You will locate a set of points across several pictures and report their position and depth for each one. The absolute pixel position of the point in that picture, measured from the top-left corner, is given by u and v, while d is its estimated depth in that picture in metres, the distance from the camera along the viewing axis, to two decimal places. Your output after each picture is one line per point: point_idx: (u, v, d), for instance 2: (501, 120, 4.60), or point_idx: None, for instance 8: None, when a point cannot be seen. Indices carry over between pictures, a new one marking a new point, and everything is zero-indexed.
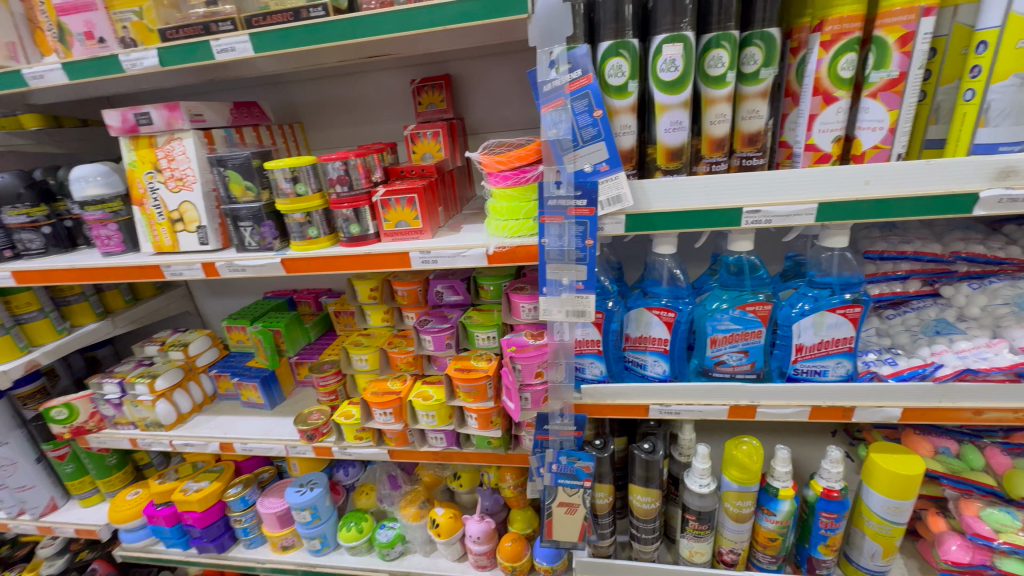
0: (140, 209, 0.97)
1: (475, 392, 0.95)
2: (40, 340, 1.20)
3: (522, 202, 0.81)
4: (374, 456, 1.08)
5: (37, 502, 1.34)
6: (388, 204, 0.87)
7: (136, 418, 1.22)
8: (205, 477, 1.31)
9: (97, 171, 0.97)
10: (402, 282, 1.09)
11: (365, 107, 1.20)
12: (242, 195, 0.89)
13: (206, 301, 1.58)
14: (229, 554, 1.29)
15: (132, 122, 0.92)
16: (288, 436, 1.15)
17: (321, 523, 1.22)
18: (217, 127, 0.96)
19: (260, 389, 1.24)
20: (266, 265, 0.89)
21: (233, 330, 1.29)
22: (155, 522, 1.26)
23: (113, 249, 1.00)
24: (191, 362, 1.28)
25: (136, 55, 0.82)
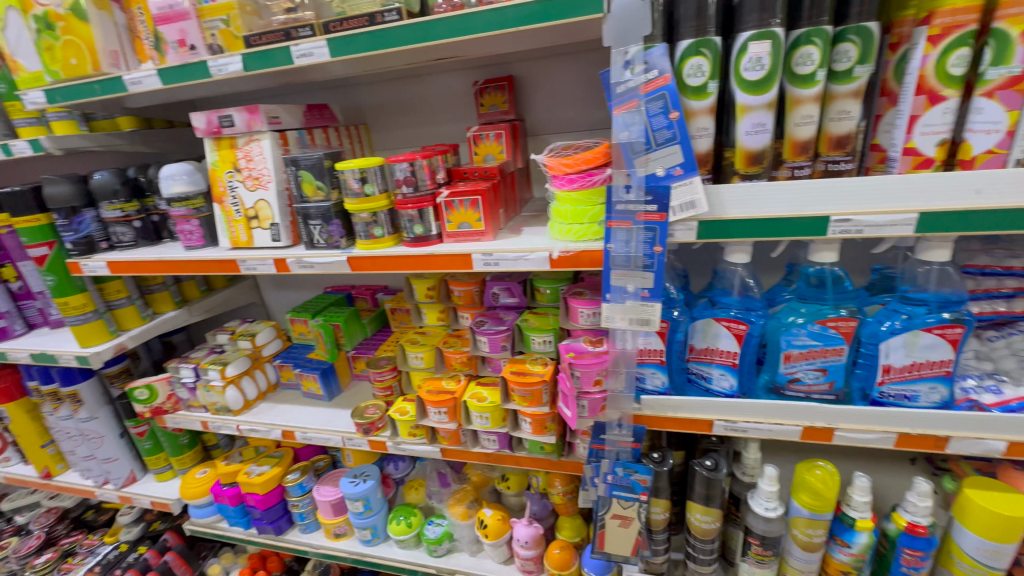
0: (219, 206, 1.03)
1: (531, 397, 0.95)
2: (128, 325, 1.30)
3: (588, 205, 0.79)
4: (427, 453, 1.09)
5: (119, 473, 1.46)
6: (452, 206, 0.87)
7: (206, 402, 1.30)
8: (267, 462, 1.37)
9: (182, 170, 1.04)
10: (459, 282, 1.10)
11: (428, 109, 1.22)
12: (313, 195, 0.93)
13: (271, 294, 1.66)
14: (285, 537, 1.34)
15: (216, 124, 0.97)
16: (345, 428, 1.18)
17: (373, 514, 1.25)
18: (292, 129, 1.00)
19: (320, 380, 1.29)
20: (333, 263, 0.92)
21: (297, 322, 1.36)
22: (221, 501, 1.34)
23: (194, 243, 1.07)
24: (257, 352, 1.35)
25: (222, 61, 0.87)
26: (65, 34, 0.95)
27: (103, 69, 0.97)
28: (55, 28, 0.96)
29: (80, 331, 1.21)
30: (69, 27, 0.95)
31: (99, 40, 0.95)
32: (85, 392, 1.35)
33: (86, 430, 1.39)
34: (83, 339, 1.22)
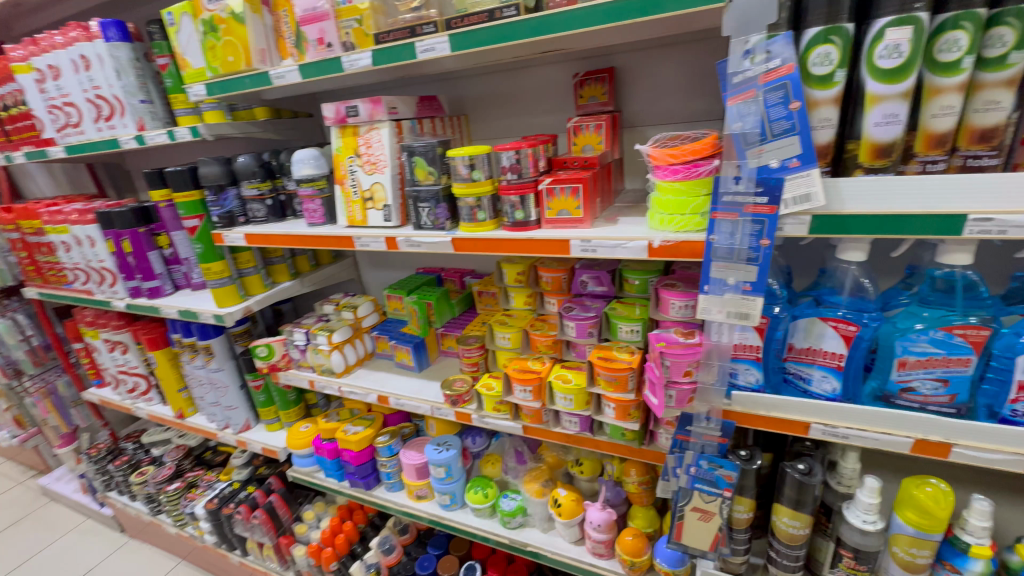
0: (340, 187, 1.14)
1: (617, 382, 0.96)
2: (253, 291, 1.48)
3: (690, 196, 0.79)
4: (510, 428, 1.15)
5: (237, 420, 1.68)
6: (553, 193, 0.91)
7: (314, 363, 1.45)
8: (360, 423, 1.51)
9: (310, 155, 1.17)
10: (548, 269, 1.14)
11: (527, 100, 1.26)
12: (424, 179, 1.01)
13: (368, 272, 1.80)
14: (372, 492, 1.48)
15: (343, 114, 1.08)
16: (433, 398, 1.27)
17: (453, 481, 1.33)
18: (406, 119, 1.09)
19: (412, 352, 1.39)
20: (438, 243, 1.00)
21: (393, 298, 1.47)
22: (320, 453, 1.50)
23: (317, 220, 1.20)
24: (358, 323, 1.48)
25: (354, 57, 0.97)
26: (225, 35, 1.10)
27: (254, 65, 1.12)
28: (217, 30, 1.11)
29: (218, 293, 1.40)
30: (229, 29, 1.10)
31: (252, 40, 1.10)
32: (216, 346, 1.56)
33: (215, 379, 1.62)
34: (220, 300, 1.42)
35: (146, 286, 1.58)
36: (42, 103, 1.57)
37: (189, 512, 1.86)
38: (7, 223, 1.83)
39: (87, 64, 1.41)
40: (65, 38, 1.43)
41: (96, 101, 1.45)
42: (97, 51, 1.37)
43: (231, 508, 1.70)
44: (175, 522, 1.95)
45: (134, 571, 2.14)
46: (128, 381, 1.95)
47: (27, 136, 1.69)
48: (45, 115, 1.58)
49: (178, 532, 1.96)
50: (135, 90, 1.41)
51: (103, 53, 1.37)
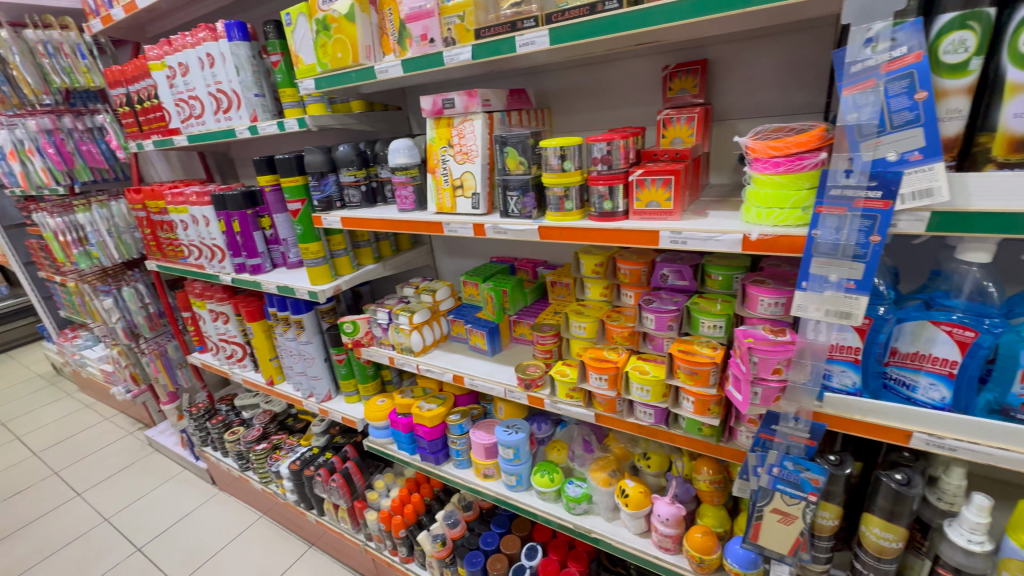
0: (433, 175, 1.21)
1: (697, 376, 0.96)
2: (343, 271, 1.60)
3: (791, 190, 0.77)
4: (581, 415, 1.18)
5: (321, 390, 1.82)
6: (643, 184, 0.92)
7: (395, 341, 1.54)
8: (433, 400, 1.59)
9: (405, 145, 1.23)
10: (627, 261, 1.15)
11: (613, 93, 1.27)
12: (515, 168, 1.05)
13: (443, 259, 1.89)
14: (442, 467, 1.56)
15: (439, 106, 1.15)
16: (507, 381, 1.32)
17: (520, 463, 1.38)
18: (498, 111, 1.13)
19: (486, 337, 1.44)
20: (525, 230, 1.04)
21: (469, 285, 1.55)
22: (396, 426, 1.60)
23: (408, 207, 1.27)
24: (436, 306, 1.56)
25: (455, 52, 1.02)
26: (336, 33, 1.20)
27: (361, 61, 1.20)
28: (329, 29, 1.21)
29: (313, 272, 1.53)
30: (341, 27, 1.19)
31: (360, 37, 1.19)
32: (307, 320, 1.71)
33: (304, 351, 1.76)
34: (314, 278, 1.54)
35: (250, 263, 1.75)
36: (171, 96, 1.77)
37: (274, 471, 2.04)
38: (136, 203, 2.08)
39: (211, 62, 1.57)
40: (193, 39, 1.60)
41: (217, 95, 1.61)
42: (220, 49, 1.53)
43: (311, 470, 1.86)
44: (261, 479, 2.14)
45: (223, 520, 2.38)
46: (227, 348, 2.15)
47: (157, 126, 1.92)
48: (173, 108, 1.78)
49: (262, 488, 2.16)
50: (251, 85, 1.56)
51: (225, 51, 1.52)
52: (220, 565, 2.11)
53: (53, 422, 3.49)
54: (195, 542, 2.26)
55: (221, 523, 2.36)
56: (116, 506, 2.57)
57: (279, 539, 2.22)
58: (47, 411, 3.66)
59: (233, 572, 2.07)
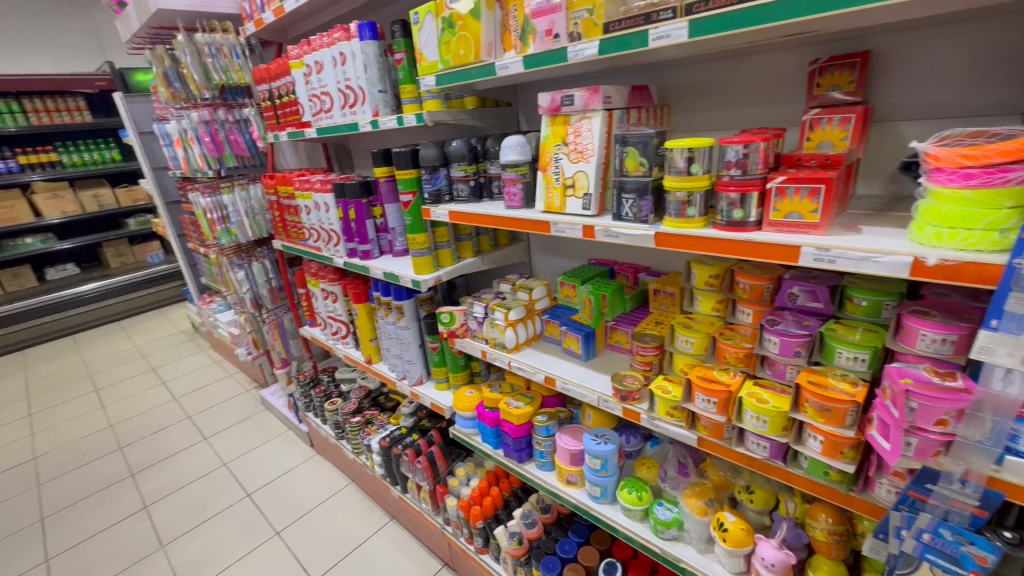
0: (542, 173, 1.20)
1: (830, 414, 0.84)
2: (444, 263, 1.65)
3: (986, 208, 0.63)
4: (682, 437, 1.09)
5: (413, 374, 1.91)
6: (784, 193, 0.82)
7: (488, 335, 1.56)
8: (521, 399, 1.59)
9: (518, 141, 1.24)
10: (748, 275, 1.04)
11: (745, 90, 1.16)
12: (634, 170, 0.99)
13: (538, 257, 1.88)
14: (524, 466, 1.55)
15: (557, 103, 1.12)
16: (601, 389, 1.28)
17: (607, 475, 1.33)
18: (618, 109, 1.08)
19: (581, 341, 1.40)
20: (639, 236, 0.98)
21: (566, 286, 1.52)
22: (482, 419, 1.62)
23: (515, 204, 1.27)
24: (531, 304, 1.55)
25: (581, 46, 0.99)
26: (461, 30, 1.22)
27: (482, 57, 1.22)
28: (454, 26, 1.23)
29: (418, 261, 1.59)
30: (466, 24, 1.21)
31: (483, 34, 1.20)
32: (407, 307, 1.79)
33: (402, 335, 1.85)
34: (418, 268, 1.60)
35: (361, 249, 1.86)
36: (306, 92, 1.94)
37: (366, 444, 2.18)
38: (269, 188, 2.32)
39: (343, 60, 1.69)
40: (329, 39, 1.73)
41: (345, 91, 1.73)
42: (352, 48, 1.64)
43: (399, 449, 1.96)
44: (353, 450, 2.30)
45: (318, 481, 2.61)
46: (333, 325, 2.32)
47: (291, 119, 2.11)
48: (306, 102, 1.95)
49: (354, 458, 2.32)
50: (376, 81, 1.65)
51: (356, 50, 1.63)
52: (313, 522, 2.32)
53: (189, 373, 4.06)
54: (293, 498, 2.49)
55: (316, 483, 2.58)
56: (233, 453, 2.92)
57: (364, 507, 2.38)
58: (186, 362, 4.26)
59: (323, 531, 2.26)
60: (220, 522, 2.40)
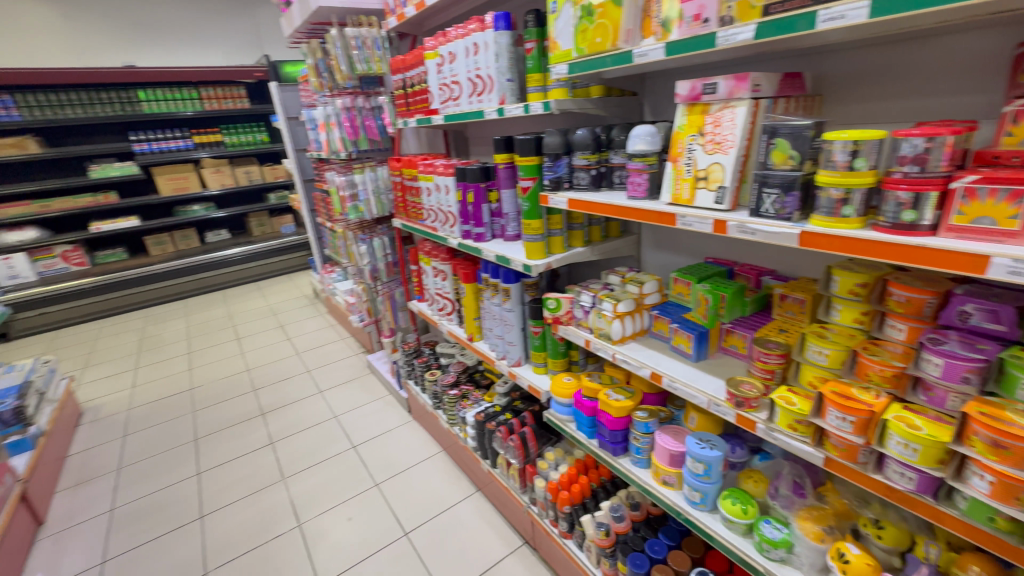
0: (672, 164, 1.17)
1: (1006, 453, 0.73)
2: (555, 250, 1.68)
3: None
4: (806, 455, 1.01)
5: (513, 356, 1.97)
6: (974, 194, 0.72)
7: (594, 325, 1.56)
8: (621, 392, 1.58)
9: (647, 131, 1.22)
10: (904, 286, 0.94)
11: (922, 77, 1.03)
12: (781, 163, 0.93)
13: (648, 252, 1.84)
14: (618, 459, 1.54)
15: (698, 91, 1.08)
16: (713, 392, 1.23)
17: (708, 481, 1.27)
18: (766, 97, 1.02)
19: (693, 341, 1.35)
20: (780, 233, 0.92)
21: (679, 283, 1.48)
22: (580, 407, 1.64)
23: (638, 194, 1.26)
24: (641, 298, 1.52)
25: (733, 31, 0.94)
26: (600, 18, 1.22)
27: (619, 44, 1.21)
28: (593, 14, 1.23)
29: (530, 247, 1.64)
30: (605, 12, 1.20)
31: (623, 20, 1.19)
32: (513, 290, 1.86)
33: (506, 317, 1.92)
34: (530, 253, 1.65)
35: (475, 231, 1.96)
36: (437, 81, 2.06)
37: (461, 416, 2.32)
38: (395, 170, 2.51)
39: (476, 50, 1.77)
40: (465, 30, 1.82)
41: (475, 80, 1.82)
42: (486, 38, 1.71)
43: (493, 425, 2.05)
44: (448, 420, 2.45)
45: (413, 444, 2.82)
46: (440, 301, 2.48)
47: (421, 106, 2.27)
48: (436, 91, 2.07)
49: (448, 428, 2.47)
50: (506, 70, 1.71)
51: (490, 39, 1.70)
52: (407, 481, 2.52)
53: (310, 333, 4.58)
54: (391, 456, 2.73)
55: (413, 446, 2.79)
56: (342, 409, 3.26)
57: (453, 475, 2.53)
58: (307, 323, 4.81)
59: (416, 490, 2.45)
60: (330, 466, 2.70)
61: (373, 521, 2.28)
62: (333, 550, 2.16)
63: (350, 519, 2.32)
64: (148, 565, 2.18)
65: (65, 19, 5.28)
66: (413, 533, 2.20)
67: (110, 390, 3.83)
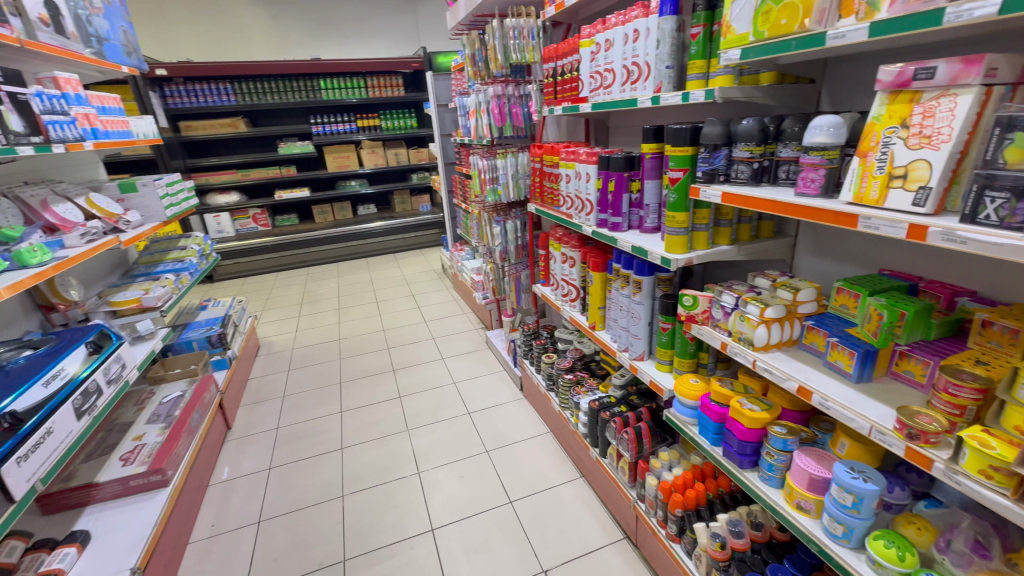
0: (858, 159, 1.04)
1: None
2: (697, 246, 1.62)
3: None
4: (1003, 509, 0.85)
5: (636, 349, 1.95)
6: None
7: (734, 328, 1.48)
8: (757, 403, 1.48)
9: (830, 122, 1.10)
10: None
11: None
12: (1017, 161, 0.79)
13: (804, 257, 1.67)
14: (744, 472, 1.45)
15: (907, 76, 0.95)
16: (876, 419, 1.09)
17: (856, 516, 1.14)
18: (1001, 84, 0.87)
19: (856, 361, 1.21)
20: (1003, 245, 0.77)
21: (843, 293, 1.33)
22: (706, 412, 1.57)
23: (809, 190, 1.16)
24: (794, 306, 1.40)
25: (968, 5, 0.81)
26: None
27: (809, 26, 1.10)
28: None
29: (671, 240, 1.59)
30: None
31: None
32: (645, 283, 1.83)
33: (634, 309, 1.91)
34: (669, 247, 1.60)
35: (612, 221, 1.97)
36: (589, 69, 2.08)
37: (574, 401, 2.36)
38: (536, 156, 2.60)
39: (636, 37, 1.75)
40: (625, 16, 1.80)
41: (631, 67, 1.80)
42: (648, 25, 1.69)
43: (607, 415, 2.07)
44: (560, 403, 2.52)
45: (523, 421, 2.95)
46: (565, 287, 2.52)
47: (569, 95, 2.31)
48: (587, 79, 2.09)
49: (560, 411, 2.53)
50: (665, 57, 1.66)
51: (652, 26, 1.67)
52: (515, 453, 2.65)
53: (437, 304, 4.99)
54: (502, 428, 2.89)
55: (522, 422, 2.93)
56: (460, 376, 3.52)
57: (558, 457, 2.60)
58: (435, 295, 5.24)
59: (523, 464, 2.57)
60: (447, 426, 2.95)
61: (481, 483, 2.46)
62: (446, 500, 2.38)
63: (461, 477, 2.52)
64: (302, 478, 2.62)
65: (273, 19, 6.31)
66: (517, 503, 2.32)
67: (279, 331, 4.61)
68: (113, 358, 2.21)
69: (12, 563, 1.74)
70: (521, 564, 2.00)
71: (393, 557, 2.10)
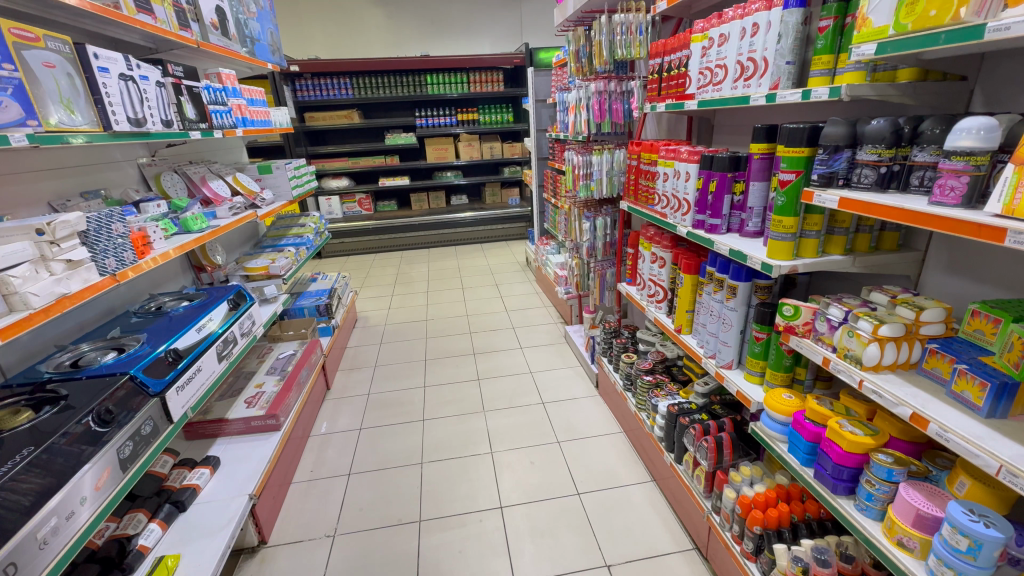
0: (1013, 166, 0.93)
1: None
2: (804, 253, 1.52)
3: None
4: None
5: (724, 356, 1.88)
6: None
7: (840, 344, 1.38)
8: (860, 427, 1.38)
9: (981, 125, 0.99)
10: None
11: None
12: None
13: (936, 275, 1.49)
14: (837, 499, 1.36)
15: None
16: (1010, 459, 0.98)
17: (971, 563, 1.03)
18: None
19: (988, 393, 1.08)
20: None
21: (978, 316, 1.19)
22: (799, 429, 1.48)
23: (947, 200, 1.06)
24: (914, 326, 1.27)
25: None
26: None
27: (963, 17, 1.00)
28: None
29: (774, 245, 1.52)
30: None
31: None
32: (741, 289, 1.76)
33: (726, 316, 1.84)
34: (772, 252, 1.53)
35: (710, 222, 1.91)
36: (699, 65, 2.01)
37: (652, 404, 2.33)
38: (633, 153, 2.58)
39: (754, 31, 1.66)
40: (744, 9, 1.72)
41: (746, 63, 1.72)
42: (769, 18, 1.60)
43: (686, 422, 2.03)
44: (637, 404, 2.49)
45: (596, 418, 2.94)
46: (651, 288, 2.47)
47: (673, 91, 2.26)
48: (695, 75, 2.03)
49: (636, 411, 2.51)
50: (787, 52, 1.58)
51: (774, 19, 1.58)
52: (587, 449, 2.67)
53: (519, 296, 5.11)
54: (576, 422, 2.91)
55: (596, 418, 2.93)
56: (537, 367, 3.61)
57: (630, 458, 2.58)
58: (518, 287, 5.37)
59: (594, 460, 2.59)
60: (521, 412, 3.05)
61: (551, 471, 2.52)
62: (515, 482, 2.47)
63: (532, 463, 2.60)
64: (387, 442, 2.86)
65: (389, 19, 6.80)
66: (585, 495, 2.35)
67: (375, 307, 5.01)
68: (246, 315, 2.57)
69: (163, 473, 2.14)
70: (585, 554, 2.04)
71: (464, 527, 2.23)
